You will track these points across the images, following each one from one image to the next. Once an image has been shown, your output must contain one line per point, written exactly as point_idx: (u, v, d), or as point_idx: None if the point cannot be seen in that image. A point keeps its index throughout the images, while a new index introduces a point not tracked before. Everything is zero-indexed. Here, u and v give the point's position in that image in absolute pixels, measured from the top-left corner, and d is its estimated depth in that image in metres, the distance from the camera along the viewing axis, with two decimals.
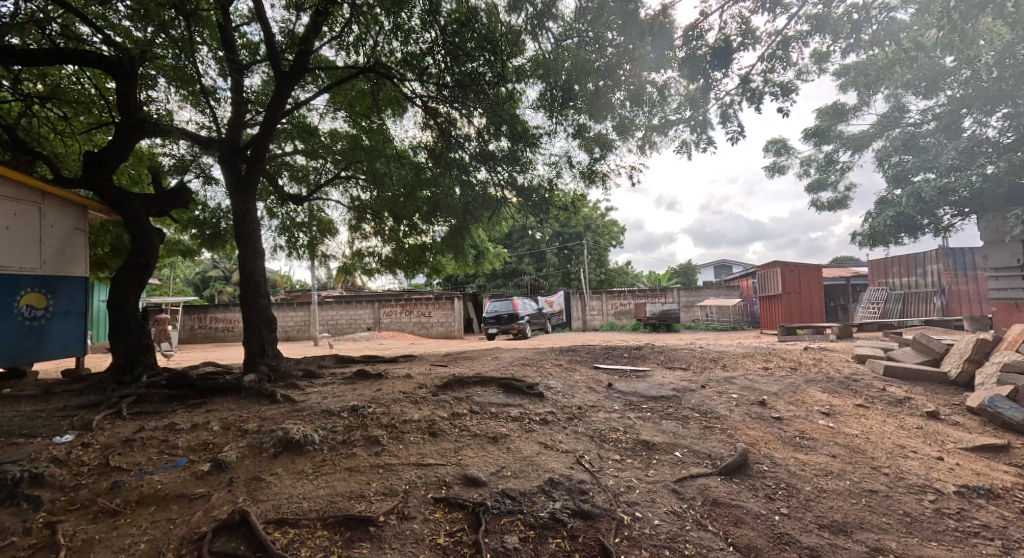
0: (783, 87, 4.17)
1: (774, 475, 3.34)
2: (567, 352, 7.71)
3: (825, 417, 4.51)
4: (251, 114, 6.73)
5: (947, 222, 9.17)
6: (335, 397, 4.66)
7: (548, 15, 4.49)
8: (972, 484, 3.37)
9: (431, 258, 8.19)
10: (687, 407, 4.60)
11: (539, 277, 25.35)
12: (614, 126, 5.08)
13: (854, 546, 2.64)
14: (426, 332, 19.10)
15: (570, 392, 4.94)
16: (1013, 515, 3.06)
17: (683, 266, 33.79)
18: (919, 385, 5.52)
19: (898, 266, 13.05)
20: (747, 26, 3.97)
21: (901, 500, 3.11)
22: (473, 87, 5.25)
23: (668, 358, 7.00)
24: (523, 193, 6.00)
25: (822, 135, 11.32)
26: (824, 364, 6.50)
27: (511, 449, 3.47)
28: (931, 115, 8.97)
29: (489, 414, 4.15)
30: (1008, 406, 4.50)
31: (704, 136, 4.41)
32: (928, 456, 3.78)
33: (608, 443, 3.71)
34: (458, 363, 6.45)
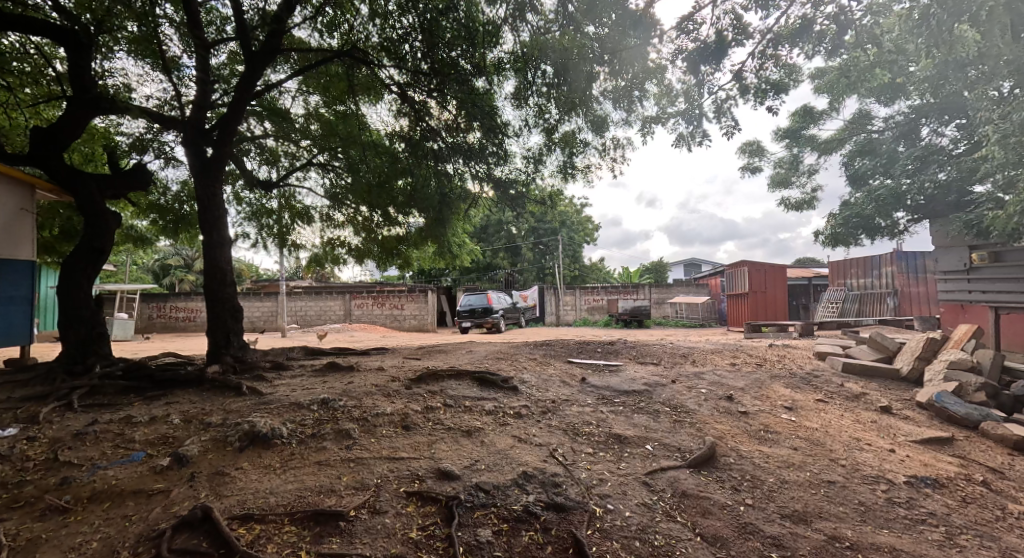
0: (775, 86, 4.40)
1: (740, 468, 3.44)
2: (542, 347, 7.74)
3: (787, 411, 4.69)
4: (218, 95, 6.44)
5: (903, 226, 9.61)
6: (304, 391, 4.53)
7: (528, 7, 4.45)
8: (920, 475, 3.55)
9: (405, 250, 8.01)
10: (658, 401, 4.70)
11: (515, 271, 25.44)
12: (594, 119, 5.11)
13: (814, 535, 2.76)
14: (398, 324, 18.88)
15: (544, 387, 4.95)
16: (955, 503, 3.25)
17: (655, 265, 34.48)
18: (874, 382, 5.78)
19: (857, 267, 13.65)
20: (741, 21, 4.06)
21: (856, 491, 3.26)
22: (452, 75, 5.20)
23: (640, 354, 7.12)
24: (500, 185, 6.09)
25: (793, 136, 11.70)
26: (788, 361, 6.74)
27: (485, 443, 3.45)
28: (889, 125, 9.40)
29: (464, 408, 4.12)
30: (954, 401, 4.77)
31: (700, 129, 4.71)
32: (881, 448, 3.96)
33: (582, 437, 3.75)
34: (432, 356, 6.37)
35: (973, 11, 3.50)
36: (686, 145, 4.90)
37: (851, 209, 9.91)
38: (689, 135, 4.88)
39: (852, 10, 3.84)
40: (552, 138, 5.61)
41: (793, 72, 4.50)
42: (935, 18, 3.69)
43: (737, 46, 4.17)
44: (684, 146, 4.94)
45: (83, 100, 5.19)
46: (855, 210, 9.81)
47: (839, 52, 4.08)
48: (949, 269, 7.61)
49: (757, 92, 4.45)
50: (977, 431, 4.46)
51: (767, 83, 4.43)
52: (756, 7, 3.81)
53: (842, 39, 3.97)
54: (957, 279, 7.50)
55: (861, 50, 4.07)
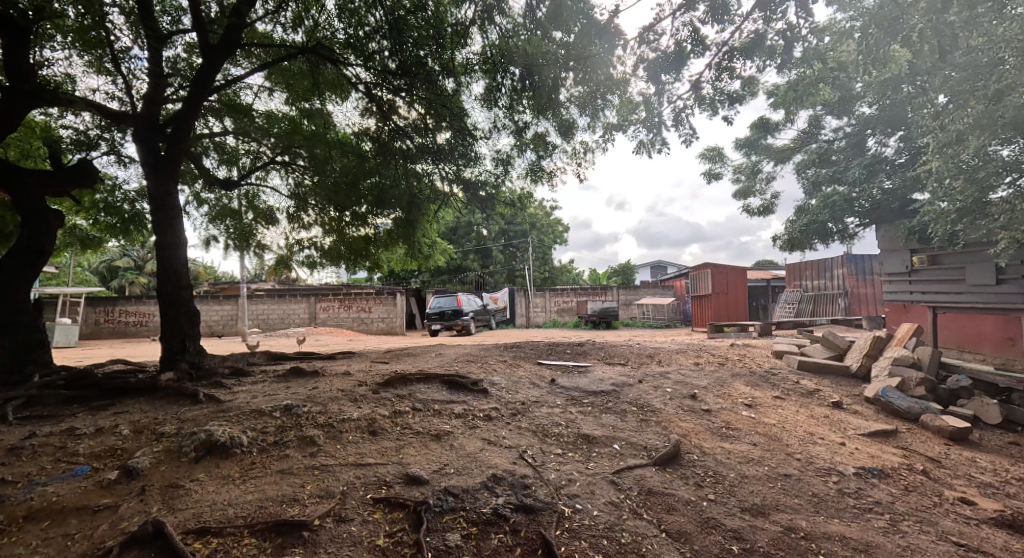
0: (731, 97, 4.56)
1: (703, 464, 3.54)
2: (512, 349, 7.75)
3: (747, 408, 4.86)
4: (173, 89, 6.17)
5: (852, 231, 10.12)
6: (265, 397, 4.38)
7: (497, 10, 4.46)
8: (868, 466, 3.75)
9: (375, 252, 7.81)
10: (625, 401, 4.78)
11: (485, 273, 25.37)
12: (561, 124, 5.17)
13: (771, 527, 2.87)
14: (366, 327, 18.49)
15: (514, 388, 4.96)
16: (898, 491, 3.44)
17: (623, 267, 35.22)
18: (827, 378, 6.07)
19: (810, 269, 14.32)
20: (698, 34, 4.18)
21: (810, 483, 3.41)
22: (420, 74, 5.16)
23: (608, 355, 7.24)
24: (470, 186, 6.13)
25: (750, 145, 12.20)
26: (748, 359, 7.00)
27: (454, 446, 3.43)
28: (839, 135, 9.94)
29: (433, 411, 4.08)
30: (898, 396, 5.06)
31: (659, 137, 4.85)
32: (832, 442, 4.17)
33: (551, 438, 3.78)
34: (400, 360, 6.28)
35: (907, 32, 3.71)
36: (647, 152, 5.03)
37: (805, 215, 10.41)
38: (650, 143, 5.01)
39: (799, 28, 3.99)
40: (521, 140, 5.64)
41: (749, 84, 4.68)
42: (874, 37, 3.87)
43: (695, 58, 4.29)
44: (645, 153, 5.07)
45: (21, 91, 4.86)
46: (809, 216, 10.31)
47: (788, 66, 4.25)
48: (893, 271, 8.09)
49: (713, 104, 4.61)
50: (918, 424, 4.75)
51: (723, 95, 4.58)
52: (712, 20, 3.93)
53: (791, 55, 4.12)
54: (900, 282, 7.99)
55: (808, 65, 4.28)
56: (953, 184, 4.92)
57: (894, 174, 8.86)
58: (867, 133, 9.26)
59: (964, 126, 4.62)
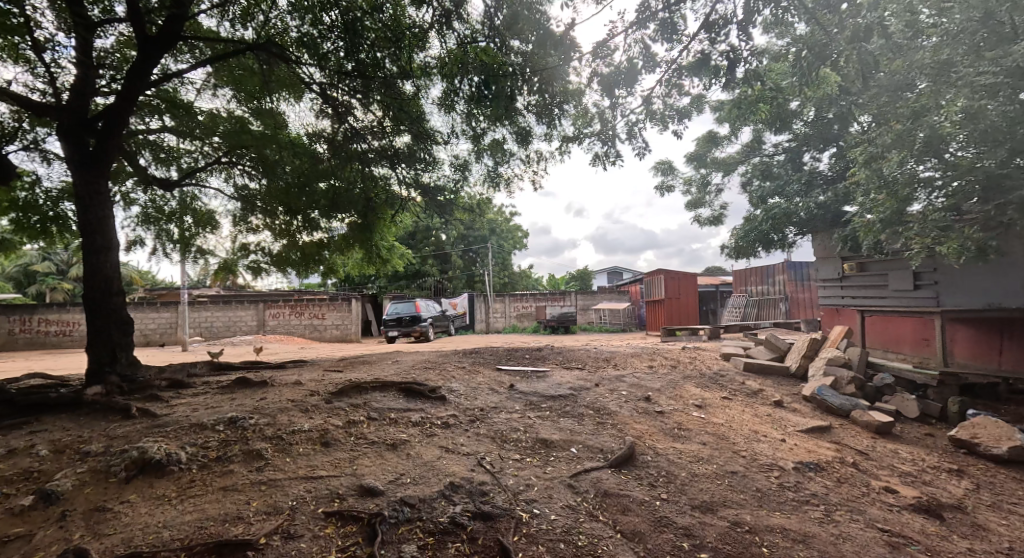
0: (680, 112, 4.76)
1: (656, 465, 3.65)
2: (471, 355, 7.73)
3: (698, 409, 5.05)
4: (104, 83, 5.80)
5: (792, 239, 10.71)
6: (207, 410, 4.17)
7: (455, 15, 4.48)
8: (806, 460, 3.97)
9: (328, 257, 7.51)
10: (582, 405, 4.86)
11: (443, 278, 25.10)
12: (518, 131, 5.23)
13: (718, 522, 2.99)
14: (319, 335, 17.92)
15: (472, 395, 4.94)
16: (833, 484, 3.67)
17: (582, 273, 35.85)
18: (770, 379, 6.39)
19: (756, 275, 15.06)
20: (648, 51, 4.34)
21: (755, 478, 3.57)
22: (378, 77, 5.13)
23: (566, 359, 7.34)
24: (427, 192, 6.13)
25: (699, 159, 12.73)
26: (699, 362, 7.27)
27: (410, 455, 3.38)
28: (779, 150, 10.52)
29: (389, 420, 4.00)
30: (833, 394, 5.39)
31: (614, 149, 5.00)
32: (775, 439, 4.39)
33: (509, 443, 3.79)
34: (355, 368, 6.13)
35: (834, 58, 3.98)
36: (602, 164, 5.16)
37: (750, 224, 10.95)
38: (604, 155, 5.14)
39: (741, 50, 4.21)
40: (479, 146, 5.66)
41: (695, 100, 4.90)
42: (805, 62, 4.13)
43: (645, 74, 4.46)
44: (601, 165, 5.20)
45: None
46: (753, 225, 10.85)
47: (731, 85, 4.47)
48: (828, 277, 8.62)
49: (663, 119, 4.80)
50: (851, 420, 5.08)
51: (673, 110, 4.79)
52: (662, 39, 4.08)
53: (734, 75, 4.33)
54: (834, 287, 8.52)
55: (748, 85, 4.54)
56: (877, 197, 5.30)
57: (828, 188, 9.48)
58: (804, 149, 9.86)
59: (887, 144, 5.00)
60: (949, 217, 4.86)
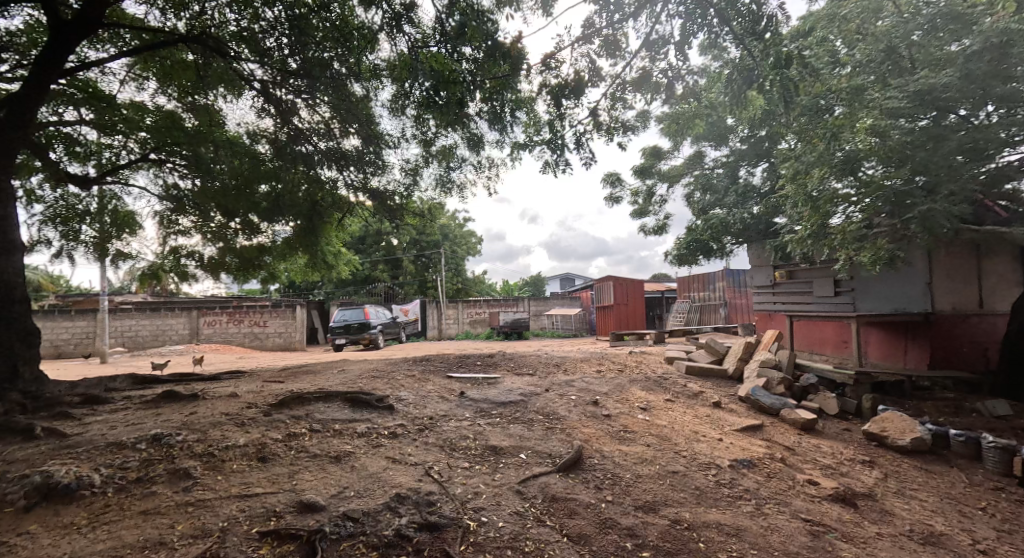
0: (625, 125, 4.94)
1: (602, 467, 3.75)
2: (421, 362, 7.63)
3: (642, 412, 5.22)
4: (11, 69, 5.31)
5: (729, 248, 11.33)
6: (129, 427, 3.89)
7: (405, 19, 4.45)
8: (740, 458, 4.20)
9: (269, 262, 7.19)
10: (532, 410, 4.91)
11: (395, 285, 24.37)
12: (470, 137, 5.24)
13: (660, 521, 3.11)
14: (259, 343, 17.08)
15: (422, 403, 4.88)
16: (764, 479, 3.90)
17: (535, 279, 36.28)
18: (709, 381, 6.71)
19: (698, 282, 15.81)
20: (595, 66, 4.49)
21: (694, 477, 3.74)
22: (324, 76, 4.96)
23: (517, 365, 7.39)
24: (375, 196, 6.03)
25: (645, 170, 13.23)
26: (644, 366, 7.52)
27: (355, 467, 3.29)
28: (718, 164, 11.11)
29: (333, 432, 3.88)
30: (765, 394, 5.74)
31: (563, 158, 5.12)
32: (713, 438, 4.62)
33: (458, 451, 3.78)
34: (298, 378, 5.90)
35: (759, 80, 4.26)
36: (552, 173, 5.27)
37: (691, 233, 11.48)
38: (554, 163, 5.26)
39: (679, 69, 4.44)
40: (429, 152, 5.64)
41: (638, 115, 5.11)
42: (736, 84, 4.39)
43: (591, 87, 4.59)
44: (550, 173, 5.31)
45: None
46: (694, 234, 11.39)
47: (671, 101, 4.70)
48: (761, 284, 9.18)
49: (609, 130, 4.97)
50: (781, 418, 5.42)
51: (619, 122, 4.96)
52: (606, 54, 4.23)
53: (673, 91, 4.55)
54: (766, 293, 9.07)
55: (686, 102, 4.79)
56: (803, 211, 5.71)
57: (760, 200, 10.12)
58: (740, 164, 10.49)
59: (811, 162, 5.42)
60: (863, 229, 5.31)
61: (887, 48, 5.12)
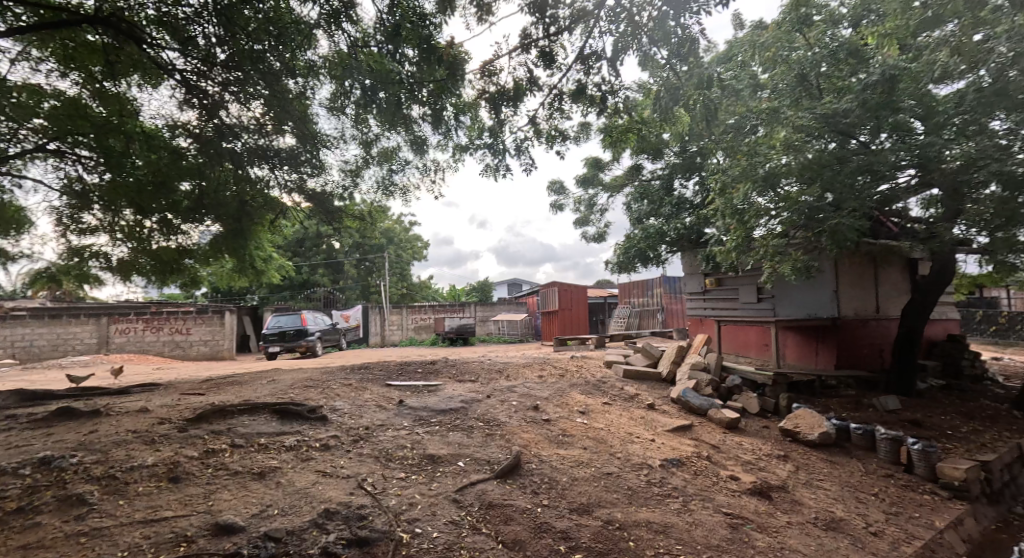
0: (563, 134, 5.07)
1: (540, 472, 3.79)
2: (360, 370, 7.38)
3: (581, 415, 5.35)
4: None
5: (665, 256, 11.87)
6: (15, 450, 3.49)
7: (345, 16, 4.34)
8: (670, 457, 4.40)
9: (191, 265, 6.71)
10: (472, 417, 4.89)
11: (335, 289, 23.52)
12: (413, 139, 5.17)
13: (592, 522, 3.19)
14: (182, 353, 15.89)
15: (358, 413, 4.73)
16: (691, 476, 4.10)
17: (482, 284, 36.24)
18: (644, 384, 6.98)
19: (637, 288, 16.43)
20: (533, 74, 4.57)
21: (626, 478, 3.87)
22: (257, 68, 4.71)
23: (460, 371, 7.34)
24: (312, 197, 5.80)
25: (587, 180, 13.62)
26: (584, 370, 7.71)
27: (281, 484, 3.13)
28: (655, 176, 11.63)
29: (258, 446, 3.67)
30: (695, 395, 6.05)
31: (504, 162, 5.18)
32: (646, 439, 4.81)
33: (394, 462, 3.69)
34: (223, 389, 5.54)
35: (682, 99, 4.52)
36: (493, 176, 5.31)
37: (630, 242, 11.92)
38: (495, 167, 5.30)
39: (612, 84, 4.62)
40: (370, 153, 5.51)
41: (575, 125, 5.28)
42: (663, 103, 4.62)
43: (530, 94, 4.67)
44: (491, 177, 5.35)
45: None
46: (632, 243, 11.84)
47: (605, 114, 4.87)
48: (693, 290, 9.68)
49: (548, 138, 5.07)
50: (708, 418, 5.73)
51: (558, 131, 5.08)
52: (543, 63, 4.32)
53: (607, 104, 4.72)
54: (698, 299, 9.58)
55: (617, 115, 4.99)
56: (729, 222, 6.09)
57: (693, 212, 10.69)
58: (675, 177, 11.04)
59: (735, 178, 5.80)
60: (780, 241, 5.74)
61: (798, 77, 5.67)
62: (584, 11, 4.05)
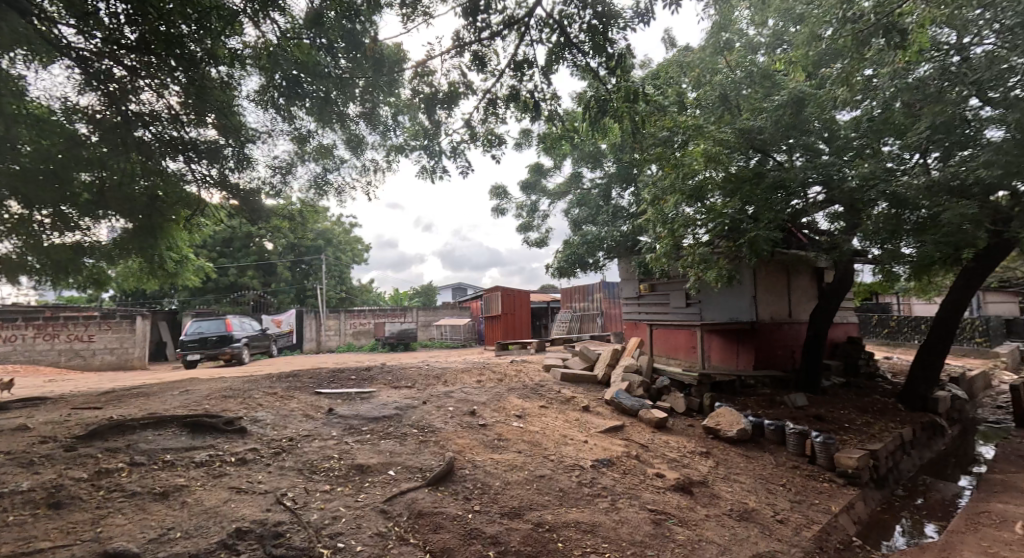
0: (498, 138, 5.10)
1: (473, 477, 3.76)
2: (287, 378, 6.99)
3: (517, 419, 5.37)
4: None
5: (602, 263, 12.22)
6: None
7: (274, 5, 4.11)
8: (601, 458, 4.51)
9: (91, 264, 6.08)
10: (406, 424, 4.77)
11: (266, 293, 22.13)
12: (349, 137, 4.99)
13: (522, 525, 3.20)
14: (84, 363, 14.36)
15: (282, 423, 4.48)
16: (619, 476, 4.22)
17: (425, 288, 35.67)
18: (580, 386, 7.13)
19: (578, 293, 16.82)
20: (466, 78, 4.56)
21: (557, 479, 3.92)
22: (172, 52, 4.33)
23: (397, 378, 7.15)
24: (235, 193, 5.44)
25: (530, 187, 13.79)
26: (523, 374, 7.76)
27: (189, 503, 2.89)
28: (594, 184, 11.99)
29: (163, 463, 3.38)
30: (627, 397, 6.25)
31: (439, 164, 5.12)
32: (579, 441, 4.91)
33: (319, 474, 3.52)
34: (128, 402, 5.05)
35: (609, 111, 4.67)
36: (429, 178, 5.24)
37: (569, 248, 12.17)
38: (431, 169, 5.24)
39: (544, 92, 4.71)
40: (304, 150, 5.25)
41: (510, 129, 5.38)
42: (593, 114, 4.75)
43: (465, 98, 4.67)
44: (428, 179, 5.27)
45: None
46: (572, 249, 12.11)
47: (538, 120, 4.95)
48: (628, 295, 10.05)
49: (484, 141, 5.07)
50: (639, 418, 5.94)
51: (493, 136, 5.09)
52: (476, 67, 4.33)
53: (540, 111, 4.79)
54: (632, 304, 9.94)
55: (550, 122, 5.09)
56: (659, 230, 6.36)
57: (629, 220, 11.10)
58: (613, 186, 11.43)
59: (665, 189, 6.09)
60: (705, 249, 6.08)
61: (721, 98, 6.09)
62: (515, 18, 4.10)
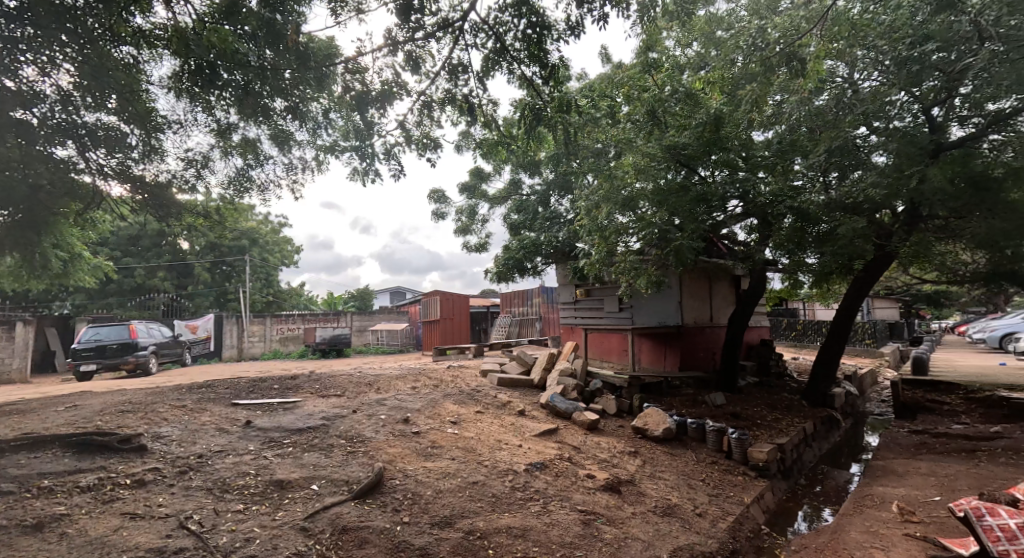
0: (433, 141, 5.00)
1: (403, 487, 3.62)
2: (199, 390, 6.40)
3: (452, 426, 5.27)
4: None
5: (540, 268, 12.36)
6: None
7: None
8: (534, 461, 4.53)
9: None
10: (334, 435, 4.53)
11: (180, 295, 20.34)
12: (276, 132, 4.68)
13: (453, 535, 3.13)
14: None
15: (192, 439, 4.09)
16: (552, 478, 4.25)
17: (360, 292, 34.45)
18: (516, 390, 7.15)
19: (517, 298, 16.94)
20: (399, 78, 4.43)
21: (490, 485, 3.88)
22: (62, 21, 3.80)
23: (326, 386, 6.79)
24: (139, 185, 4.92)
25: (469, 191, 13.71)
26: (459, 379, 7.66)
27: (71, 534, 2.54)
28: (533, 191, 12.13)
29: (40, 490, 2.96)
30: (561, 400, 6.34)
31: (372, 165, 4.95)
32: (513, 445, 4.89)
33: (231, 492, 3.24)
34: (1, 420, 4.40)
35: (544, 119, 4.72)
36: (362, 179, 5.04)
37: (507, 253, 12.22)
38: (364, 170, 5.05)
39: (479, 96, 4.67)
40: (226, 143, 4.86)
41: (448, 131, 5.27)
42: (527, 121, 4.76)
43: (399, 98, 4.54)
44: (360, 179, 5.07)
45: None
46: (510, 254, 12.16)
47: (474, 124, 4.91)
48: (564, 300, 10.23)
49: (419, 144, 4.95)
50: (572, 421, 6.04)
51: (428, 139, 4.98)
52: (410, 68, 4.22)
53: (475, 115, 4.74)
54: (568, 308, 10.13)
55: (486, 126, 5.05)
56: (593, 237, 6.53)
57: (565, 227, 11.33)
58: (551, 193, 11.63)
59: (598, 197, 6.27)
60: (636, 256, 6.31)
61: (650, 112, 6.18)
62: (448, 22, 4.05)
